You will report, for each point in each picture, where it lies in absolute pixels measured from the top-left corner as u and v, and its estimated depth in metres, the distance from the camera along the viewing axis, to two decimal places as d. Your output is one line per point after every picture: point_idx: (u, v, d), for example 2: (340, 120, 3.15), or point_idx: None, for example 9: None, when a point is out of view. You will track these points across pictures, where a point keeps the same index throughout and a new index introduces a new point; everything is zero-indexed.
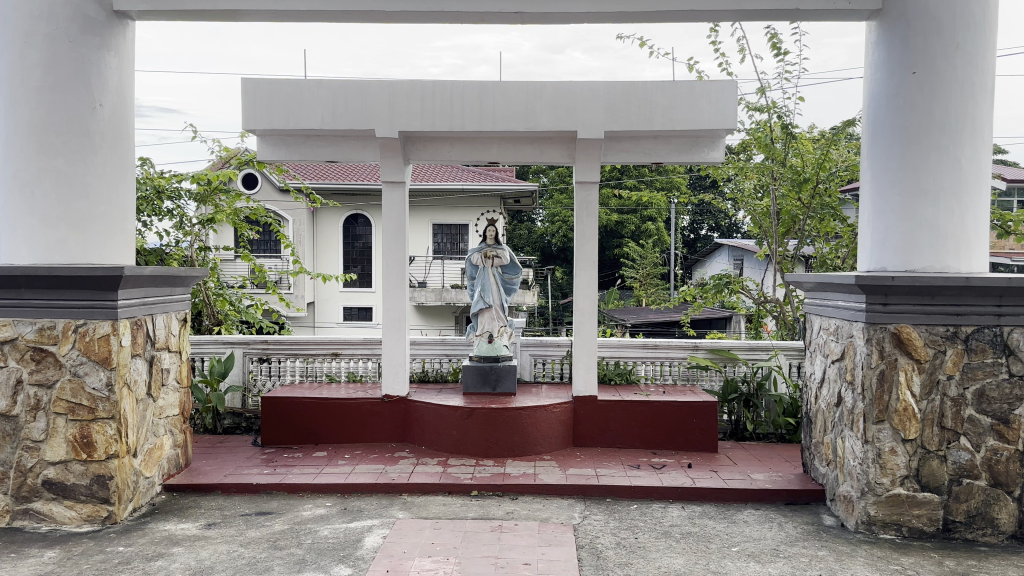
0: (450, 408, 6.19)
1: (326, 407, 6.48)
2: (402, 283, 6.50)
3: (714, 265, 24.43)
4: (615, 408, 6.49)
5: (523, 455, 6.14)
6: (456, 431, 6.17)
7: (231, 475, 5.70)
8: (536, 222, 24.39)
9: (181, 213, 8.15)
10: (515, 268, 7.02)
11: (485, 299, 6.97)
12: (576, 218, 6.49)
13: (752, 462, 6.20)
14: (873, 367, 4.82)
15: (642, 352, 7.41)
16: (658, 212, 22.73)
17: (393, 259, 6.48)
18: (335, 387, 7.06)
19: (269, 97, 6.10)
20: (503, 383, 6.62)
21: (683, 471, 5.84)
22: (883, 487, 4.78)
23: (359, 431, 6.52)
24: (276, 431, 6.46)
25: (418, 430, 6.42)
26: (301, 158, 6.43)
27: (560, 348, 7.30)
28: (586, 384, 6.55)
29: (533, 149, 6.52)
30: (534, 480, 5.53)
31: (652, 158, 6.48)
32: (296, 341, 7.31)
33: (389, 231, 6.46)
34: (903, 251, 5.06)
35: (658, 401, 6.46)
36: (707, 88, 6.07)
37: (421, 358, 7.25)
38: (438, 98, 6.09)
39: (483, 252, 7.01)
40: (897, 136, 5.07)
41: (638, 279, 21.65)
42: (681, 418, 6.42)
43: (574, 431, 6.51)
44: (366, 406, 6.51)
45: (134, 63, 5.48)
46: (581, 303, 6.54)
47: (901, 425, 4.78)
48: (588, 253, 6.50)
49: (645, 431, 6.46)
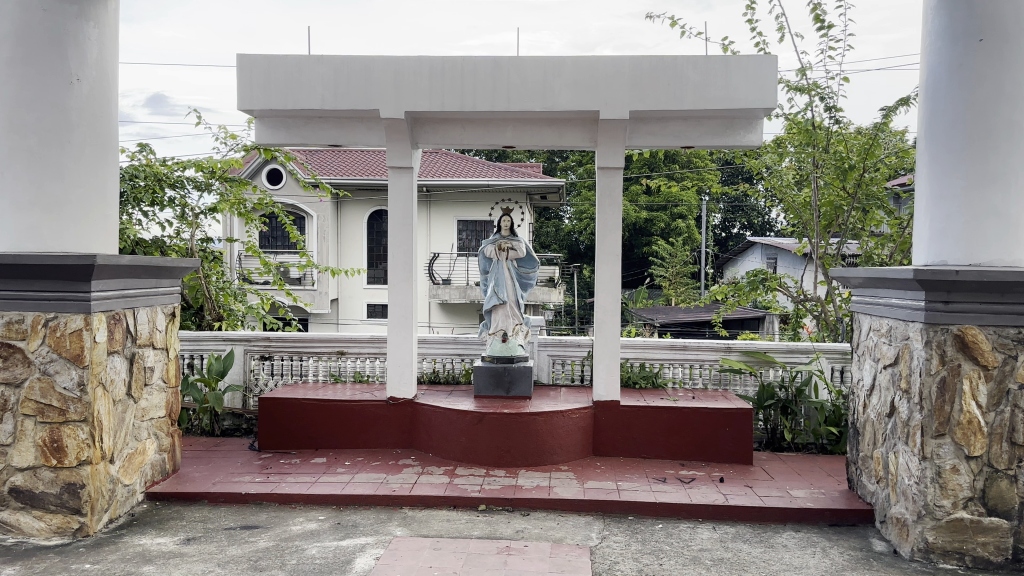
0: (459, 413, 5.70)
1: (326, 410, 6.03)
2: (410, 277, 6.02)
3: (747, 263, 23.67)
4: (639, 414, 5.95)
5: (538, 464, 5.63)
6: (465, 438, 5.68)
7: (220, 484, 5.28)
8: (564, 218, 23.80)
9: (183, 203, 7.74)
10: (532, 262, 6.51)
11: (500, 296, 6.42)
12: (598, 207, 5.94)
13: (791, 476, 5.64)
14: (933, 373, 4.23)
15: (670, 353, 6.86)
16: (689, 209, 22.05)
17: (400, 251, 6.01)
18: (340, 387, 6.63)
19: (267, 76, 5.69)
20: (518, 386, 6.13)
21: (714, 486, 5.29)
22: (944, 510, 4.19)
23: (362, 436, 6.06)
24: (273, 435, 6.04)
25: (425, 435, 5.94)
26: (301, 141, 6.00)
27: (580, 349, 6.78)
28: (608, 388, 6.00)
29: (551, 132, 6.00)
30: (548, 494, 5.02)
31: (682, 142, 5.93)
32: (299, 339, 6.89)
33: (397, 221, 6.00)
34: (966, 242, 4.45)
35: (687, 407, 5.90)
36: (744, 64, 5.52)
37: (431, 358, 6.77)
38: (449, 75, 5.60)
39: (497, 243, 6.47)
40: (959, 112, 4.47)
41: (668, 278, 21.17)
42: (712, 427, 5.88)
43: (594, 439, 5.99)
44: (369, 409, 6.05)
45: (117, 36, 5.05)
46: (603, 299, 6.00)
47: (965, 440, 4.19)
48: (611, 245, 5.95)
49: (673, 440, 5.92)
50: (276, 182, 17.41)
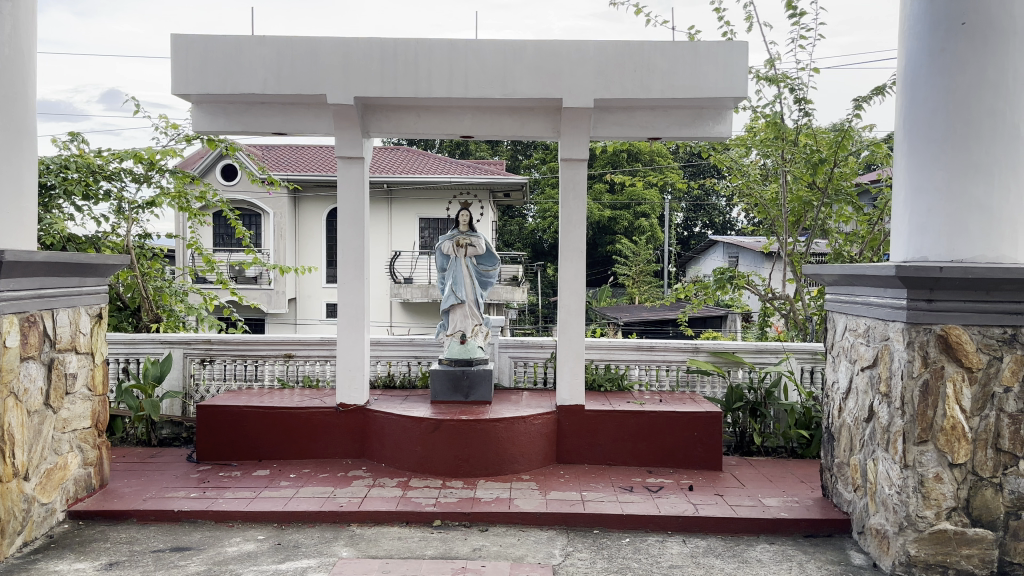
0: (413, 419, 5.34)
1: (270, 418, 5.64)
2: (362, 275, 5.64)
3: (709, 262, 23.62)
4: (605, 419, 5.65)
5: (497, 474, 5.29)
6: (420, 447, 5.32)
7: (151, 500, 4.85)
8: (528, 217, 23.48)
9: (119, 197, 7.29)
10: (492, 259, 6.13)
11: (457, 295, 6.03)
12: (561, 201, 5.62)
13: (763, 483, 5.38)
14: (915, 376, 3.98)
15: (636, 354, 6.56)
16: (652, 207, 21.86)
17: (350, 248, 5.63)
18: (287, 393, 6.22)
19: (204, 58, 5.29)
20: (477, 391, 5.78)
21: (683, 495, 5.00)
22: (926, 521, 3.94)
23: (310, 445, 5.67)
24: (213, 445, 5.65)
25: (378, 444, 5.57)
26: (242, 128, 5.62)
27: (543, 351, 6.46)
28: (572, 392, 5.68)
29: (511, 121, 5.66)
30: (507, 507, 4.68)
31: (649, 132, 5.63)
32: (244, 341, 6.47)
33: (347, 215, 5.62)
34: (948, 236, 4.22)
35: (654, 411, 5.62)
36: (713, 50, 5.24)
37: (386, 361, 6.40)
38: (401, 59, 5.24)
39: (455, 239, 6.07)
40: (942, 99, 4.23)
41: (631, 276, 21.16)
42: (680, 431, 5.60)
43: (557, 446, 5.67)
44: (317, 416, 5.66)
45: (34, 10, 4.59)
46: (566, 297, 5.68)
47: (948, 446, 3.95)
48: (575, 240, 5.63)
49: (639, 446, 5.63)
50: (230, 180, 17.03)
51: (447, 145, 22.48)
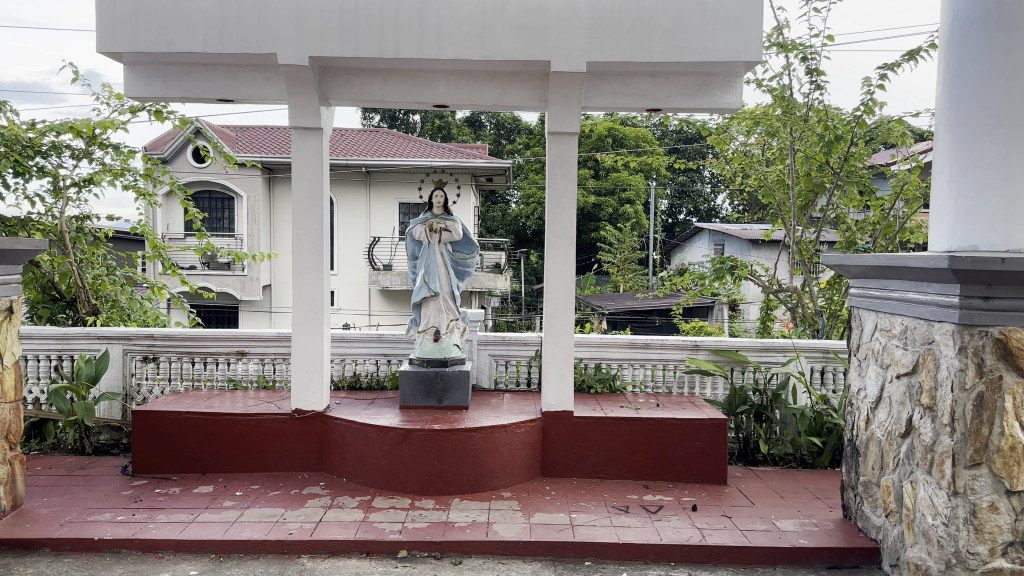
0: (378, 429, 4.66)
1: (216, 426, 4.96)
2: (321, 264, 4.95)
3: (695, 250, 23.06)
4: (596, 427, 4.99)
5: (474, 492, 4.65)
6: (385, 460, 4.65)
7: (70, 525, 4.15)
8: (511, 202, 22.77)
9: (54, 174, 6.52)
10: (470, 246, 5.43)
11: (431, 287, 5.35)
12: (548, 179, 4.95)
13: (773, 500, 4.77)
14: (968, 388, 3.35)
15: (629, 353, 5.90)
16: (637, 193, 21.21)
17: (306, 232, 4.93)
18: (239, 397, 5.53)
19: (136, 10, 4.58)
20: (451, 395, 5.12)
21: (686, 517, 4.37)
22: (978, 559, 3.32)
23: (261, 456, 4.99)
24: (152, 456, 4.97)
25: (338, 456, 4.89)
26: (182, 94, 4.90)
27: (527, 348, 5.80)
28: (559, 397, 5.01)
29: (492, 88, 4.98)
30: (485, 535, 4.03)
31: (648, 103, 4.97)
32: (190, 336, 5.77)
33: (303, 194, 4.92)
34: (1003, 221, 3.58)
35: (652, 418, 4.98)
36: (723, 6, 4.58)
37: (351, 359, 5.75)
38: (365, 13, 4.54)
39: (427, 223, 5.35)
40: (996, 60, 3.58)
41: (616, 264, 20.64)
42: (680, 441, 4.97)
43: (542, 457, 5.02)
44: (269, 423, 4.98)
45: None
46: (553, 289, 5.00)
47: (1006, 471, 3.31)
48: (564, 225, 4.96)
49: (635, 457, 4.99)
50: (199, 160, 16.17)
51: (427, 128, 21.71)
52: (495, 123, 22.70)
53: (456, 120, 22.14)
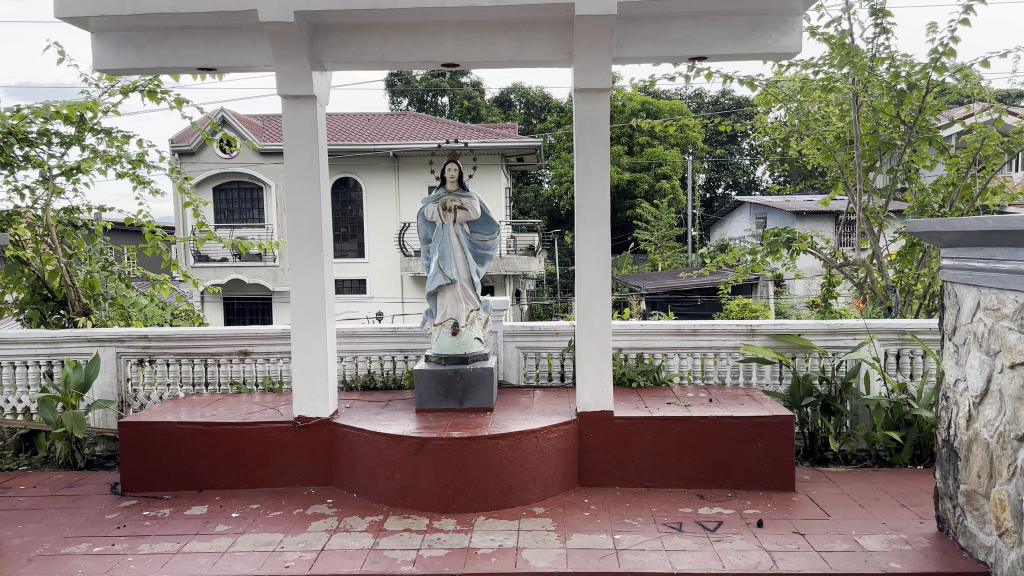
0: (390, 438, 4.06)
1: (211, 437, 4.43)
2: (320, 251, 4.35)
3: (734, 225, 22.08)
4: (640, 429, 4.34)
5: (502, 509, 4.04)
6: (399, 474, 4.05)
7: (40, 558, 3.64)
8: (543, 182, 22.04)
9: (41, 163, 6.02)
10: (490, 226, 4.78)
11: (447, 274, 4.71)
12: (577, 145, 4.29)
13: (852, 511, 4.07)
14: None
15: (675, 341, 5.22)
16: (673, 166, 20.14)
17: (302, 216, 4.33)
18: (241, 402, 5.00)
19: None
20: (473, 396, 4.51)
21: (751, 537, 3.70)
22: None
23: (262, 470, 4.44)
24: (143, 471, 4.47)
25: (346, 469, 4.31)
26: (159, 64, 4.33)
27: (559, 339, 5.17)
28: (596, 396, 4.36)
29: (508, 42, 4.30)
30: (513, 564, 3.41)
31: (690, 51, 4.27)
32: (188, 336, 5.25)
33: (297, 172, 4.32)
34: None
35: (704, 417, 4.31)
36: None
37: (365, 356, 5.19)
38: None
39: (441, 201, 4.69)
40: None
41: (653, 242, 19.82)
42: (737, 442, 4.31)
43: (579, 465, 4.38)
44: (269, 433, 4.42)
45: None
46: (585, 271, 4.33)
47: None
48: (597, 197, 4.30)
49: (686, 462, 4.34)
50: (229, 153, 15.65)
51: (455, 110, 21.07)
52: (525, 102, 21.98)
53: (484, 101, 21.48)
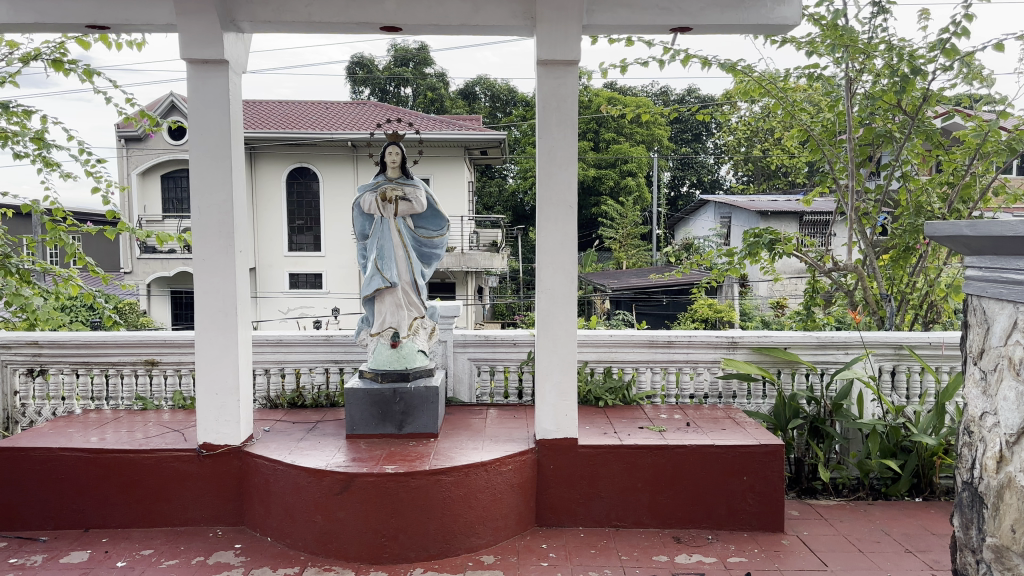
0: (310, 474, 3.38)
1: (100, 467, 3.71)
2: (231, 247, 3.65)
3: (699, 225, 21.67)
4: (608, 460, 3.72)
5: (443, 558, 3.39)
6: (320, 516, 3.38)
7: None
8: (507, 177, 21.38)
9: None
10: (439, 220, 4.14)
11: (386, 276, 4.01)
12: (540, 124, 3.65)
13: (853, 558, 3.51)
14: None
15: (648, 354, 4.62)
16: (639, 164, 19.67)
17: (211, 204, 3.63)
18: (144, 422, 4.27)
19: None
20: (414, 420, 3.86)
21: None
22: None
23: (162, 507, 3.74)
24: (17, 506, 3.74)
25: (260, 508, 3.63)
26: (37, 17, 3.59)
27: (516, 351, 4.55)
28: (558, 421, 3.73)
29: (460, 3, 3.64)
30: None
31: (674, 19, 3.65)
32: (86, 344, 4.51)
33: (205, 153, 3.61)
34: None
35: (681, 447, 3.71)
36: None
37: (293, 369, 4.50)
38: None
39: (379, 190, 4.01)
40: None
41: (617, 239, 19.30)
42: (719, 476, 3.72)
43: (536, 502, 3.75)
44: (171, 463, 3.72)
45: None
46: (546, 274, 3.70)
47: None
48: (561, 187, 3.67)
49: (661, 499, 3.73)
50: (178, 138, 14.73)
51: (418, 102, 20.23)
52: (490, 96, 21.35)
53: (449, 93, 20.72)
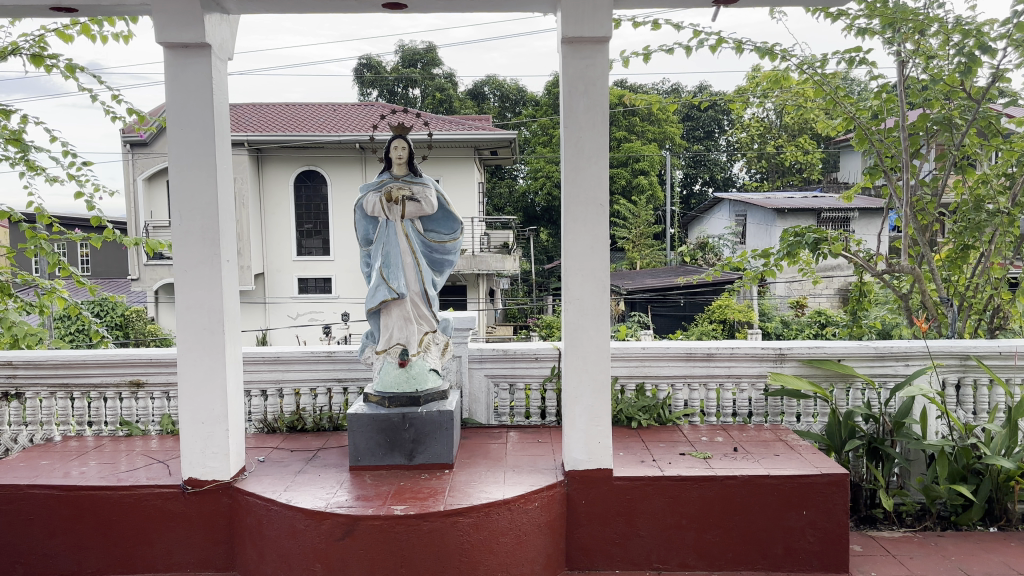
0: (308, 516, 2.95)
1: (73, 505, 3.28)
2: (216, 256, 3.21)
3: (714, 223, 21.11)
4: (647, 493, 3.27)
5: None
6: (320, 565, 2.94)
7: None
8: (518, 178, 20.93)
9: None
10: (451, 223, 3.69)
11: (393, 287, 3.57)
12: (566, 109, 3.20)
13: None
14: None
15: (684, 368, 4.16)
16: (652, 163, 19.19)
17: (193, 208, 3.19)
18: (128, 451, 3.85)
19: None
20: (426, 449, 3.41)
21: None
22: None
23: (143, 550, 3.31)
24: None
25: (252, 553, 3.19)
26: None
27: (538, 366, 4.10)
28: (590, 450, 3.27)
29: None
30: None
31: None
32: (64, 364, 4.09)
33: (186, 151, 3.18)
34: None
35: (730, 478, 3.25)
36: None
37: (293, 389, 4.07)
38: None
39: (385, 189, 3.57)
40: None
41: (631, 239, 18.79)
42: (774, 510, 3.26)
43: (566, 542, 3.30)
44: (153, 501, 3.29)
45: None
46: (574, 282, 3.23)
47: None
48: (590, 183, 3.21)
49: (708, 537, 3.28)
50: None
51: (427, 103, 19.79)
52: (499, 95, 20.93)
53: (457, 93, 20.31)
